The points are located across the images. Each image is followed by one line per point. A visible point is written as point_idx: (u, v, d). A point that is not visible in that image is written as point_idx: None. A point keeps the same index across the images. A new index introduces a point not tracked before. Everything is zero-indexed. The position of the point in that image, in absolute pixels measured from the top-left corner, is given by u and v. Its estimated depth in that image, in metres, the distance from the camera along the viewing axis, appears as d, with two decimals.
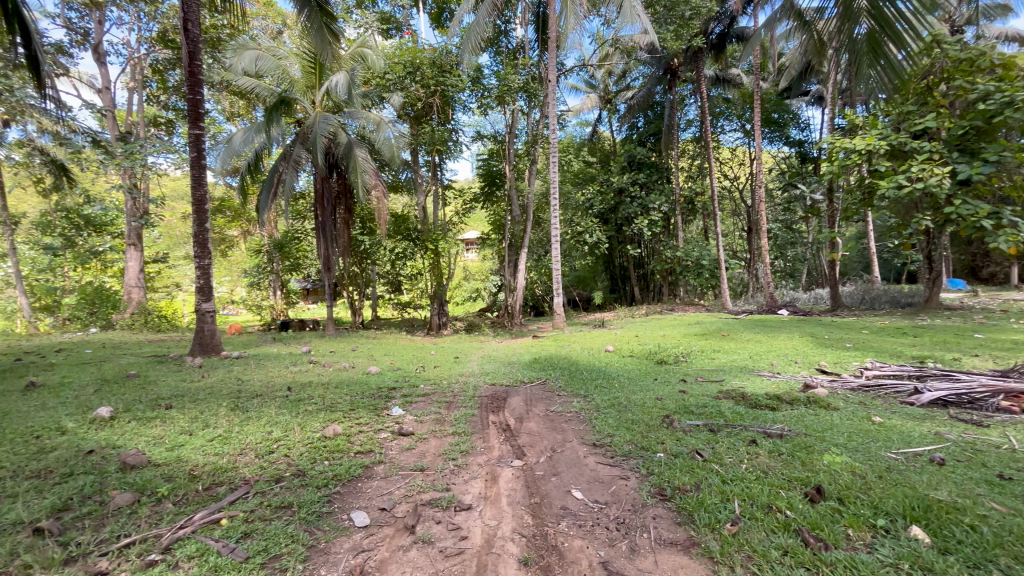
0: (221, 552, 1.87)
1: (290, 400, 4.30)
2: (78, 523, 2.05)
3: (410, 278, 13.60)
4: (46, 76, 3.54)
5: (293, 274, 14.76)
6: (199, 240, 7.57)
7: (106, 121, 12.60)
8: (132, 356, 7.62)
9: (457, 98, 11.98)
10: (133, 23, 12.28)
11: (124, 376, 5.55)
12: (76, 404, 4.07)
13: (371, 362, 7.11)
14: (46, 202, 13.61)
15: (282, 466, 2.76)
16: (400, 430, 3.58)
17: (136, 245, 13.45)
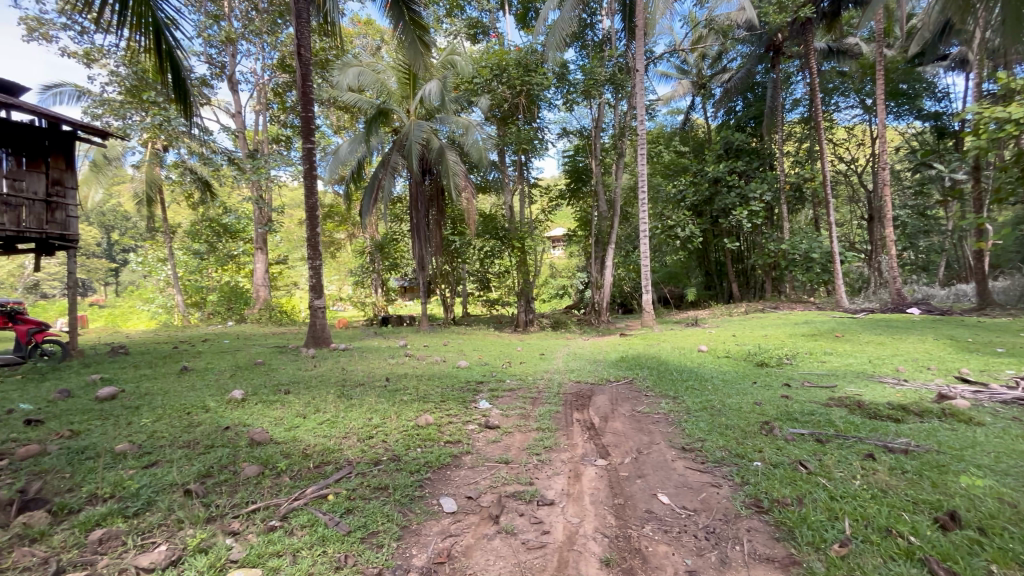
0: (328, 524, 2.09)
1: (388, 390, 4.64)
2: (218, 487, 2.41)
3: (498, 276, 13.94)
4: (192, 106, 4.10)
5: (391, 273, 15.82)
6: (311, 243, 8.42)
7: (238, 141, 14.47)
8: (259, 346, 8.71)
9: (543, 96, 12.03)
10: (259, 53, 13.94)
11: (253, 364, 6.37)
12: (217, 386, 4.77)
13: (461, 356, 7.45)
14: (194, 214, 16.00)
15: (380, 451, 3.00)
16: (487, 423, 3.71)
17: (262, 249, 15.31)
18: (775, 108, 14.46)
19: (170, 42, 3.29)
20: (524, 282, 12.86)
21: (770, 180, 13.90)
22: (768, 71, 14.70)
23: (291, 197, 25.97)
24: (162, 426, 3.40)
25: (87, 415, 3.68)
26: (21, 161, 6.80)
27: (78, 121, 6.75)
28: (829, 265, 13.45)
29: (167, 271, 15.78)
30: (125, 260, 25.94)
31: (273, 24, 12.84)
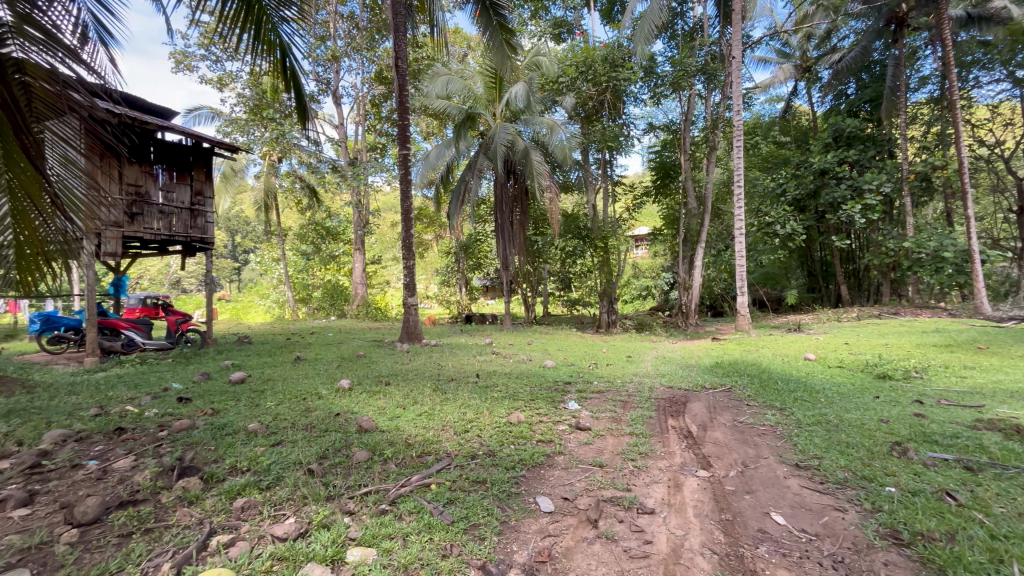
0: (432, 512, 2.18)
1: (479, 386, 4.76)
2: (334, 469, 2.62)
3: (580, 276, 13.78)
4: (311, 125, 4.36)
5: (475, 272, 16.28)
6: (405, 244, 8.89)
7: (341, 150, 15.71)
8: (359, 340, 9.38)
9: (628, 90, 11.64)
10: (359, 68, 15.05)
11: (355, 356, 6.87)
12: (326, 375, 5.21)
13: (546, 356, 7.46)
14: (303, 218, 17.64)
15: (476, 445, 3.08)
16: (578, 425, 3.66)
17: (360, 249, 16.48)
18: (898, 89, 12.81)
19: (291, 62, 3.52)
20: (606, 283, 12.56)
21: (890, 171, 12.28)
22: (889, 46, 13.06)
23: (385, 201, 27.74)
24: (283, 409, 3.77)
25: (223, 396, 4.19)
26: (173, 175, 7.94)
27: (216, 139, 7.74)
28: (965, 265, 11.49)
29: (280, 270, 17.54)
30: (246, 260, 29.30)
31: (371, 40, 13.84)
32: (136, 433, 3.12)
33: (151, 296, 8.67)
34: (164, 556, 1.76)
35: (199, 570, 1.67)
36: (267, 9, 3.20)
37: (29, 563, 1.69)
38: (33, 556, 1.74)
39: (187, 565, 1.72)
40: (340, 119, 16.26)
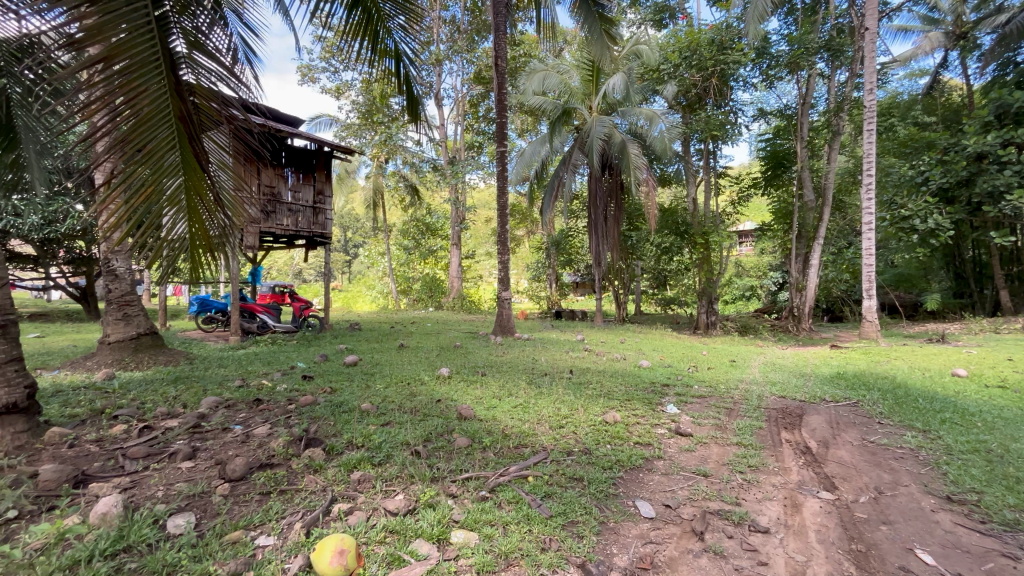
0: (531, 504, 2.20)
1: (573, 383, 4.73)
2: (437, 452, 2.75)
3: (676, 274, 13.11)
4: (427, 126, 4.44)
5: (566, 268, 16.21)
6: (501, 239, 9.09)
7: (441, 150, 16.48)
8: (455, 331, 9.80)
9: (737, 75, 10.67)
10: (460, 70, 15.70)
11: (452, 346, 7.19)
12: (426, 363, 5.51)
13: (641, 355, 7.21)
14: (406, 215, 18.82)
15: (571, 442, 3.05)
16: (678, 430, 3.48)
17: (456, 245, 17.17)
18: None
19: (405, 64, 3.66)
20: (706, 282, 11.78)
21: None
22: None
23: (480, 198, 28.63)
24: (391, 392, 4.06)
25: (339, 377, 4.60)
26: (300, 176, 8.86)
27: (335, 142, 8.48)
28: None
29: (384, 263, 18.89)
30: (355, 253, 32.00)
31: (471, 42, 14.33)
32: (270, 405, 3.54)
33: (279, 284, 9.76)
34: (295, 516, 1.97)
35: (325, 532, 1.84)
36: (381, 14, 3.35)
37: (194, 508, 2.00)
38: (197, 503, 2.04)
39: (315, 526, 1.90)
40: (441, 120, 17.05)
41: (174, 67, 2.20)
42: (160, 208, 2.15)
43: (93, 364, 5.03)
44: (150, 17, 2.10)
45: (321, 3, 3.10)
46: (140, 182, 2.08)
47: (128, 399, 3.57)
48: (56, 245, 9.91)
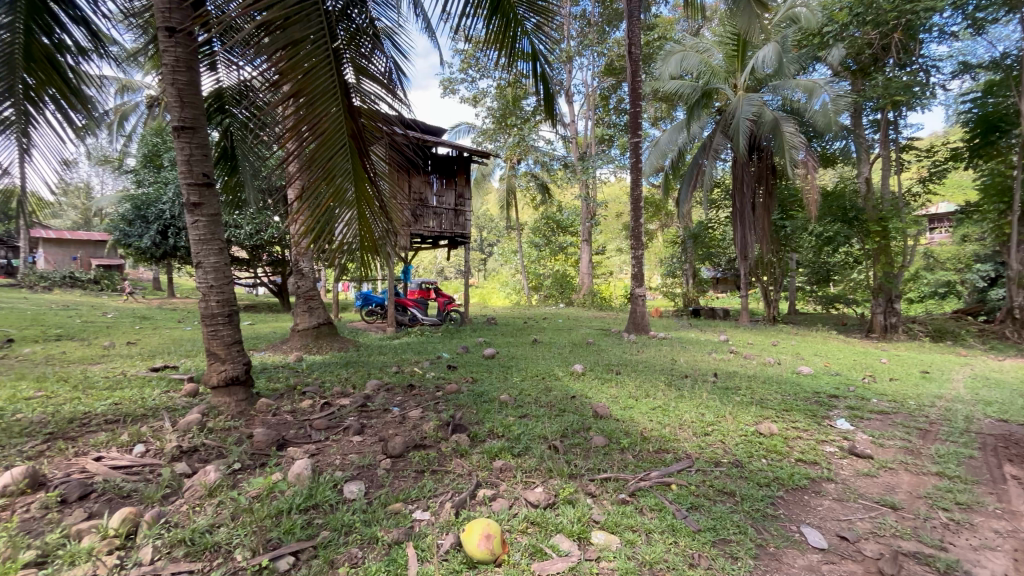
0: (675, 514, 2.07)
1: (718, 387, 4.35)
2: (574, 448, 2.75)
3: (843, 267, 11.29)
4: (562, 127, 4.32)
5: (706, 263, 15.02)
6: (634, 233, 8.76)
7: (571, 147, 16.50)
8: (587, 328, 9.72)
9: (929, 25, 8.72)
10: (591, 64, 15.52)
11: (585, 343, 7.15)
12: (561, 359, 5.55)
13: (800, 361, 6.33)
14: (538, 213, 19.24)
15: (719, 452, 2.81)
16: (853, 449, 2.98)
17: (587, 241, 17.03)
18: None
19: (542, 65, 3.65)
20: (884, 277, 9.90)
21: None
22: None
23: (611, 193, 27.97)
24: (527, 385, 4.17)
25: (480, 368, 4.88)
26: (443, 182, 9.62)
27: (473, 148, 9.00)
28: None
29: (517, 260, 19.57)
30: (491, 251, 33.74)
31: (602, 33, 14.03)
32: (422, 391, 3.90)
33: (425, 281, 10.68)
34: (445, 496, 2.13)
35: (472, 515, 1.95)
36: (518, 18, 3.40)
37: (363, 478, 2.28)
38: (365, 473, 2.32)
39: (463, 507, 2.03)
40: (571, 117, 17.08)
41: (346, 94, 2.52)
42: (337, 217, 2.48)
43: (288, 348, 6.08)
44: (329, 55, 2.46)
45: (462, 18, 3.29)
46: (321, 196, 2.43)
47: (313, 379, 4.24)
48: (261, 250, 12.21)
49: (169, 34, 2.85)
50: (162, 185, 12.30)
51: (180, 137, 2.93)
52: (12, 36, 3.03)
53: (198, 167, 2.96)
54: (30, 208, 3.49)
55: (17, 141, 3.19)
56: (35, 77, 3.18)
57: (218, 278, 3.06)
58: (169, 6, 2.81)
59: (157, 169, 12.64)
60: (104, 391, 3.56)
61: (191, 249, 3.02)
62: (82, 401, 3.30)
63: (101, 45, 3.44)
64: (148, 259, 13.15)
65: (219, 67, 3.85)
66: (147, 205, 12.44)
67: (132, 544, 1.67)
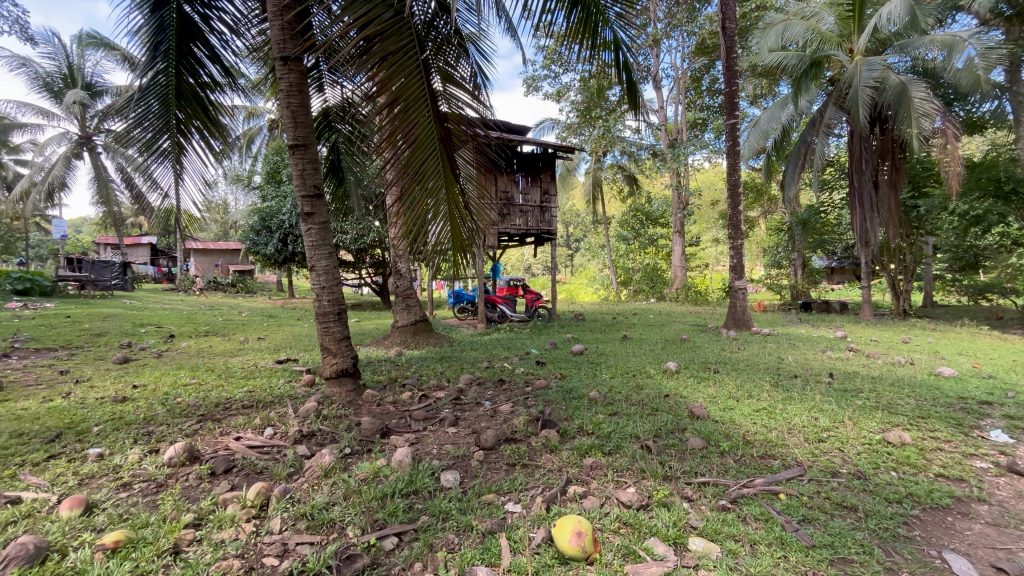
0: (785, 526, 1.90)
1: (835, 389, 3.92)
2: (668, 449, 2.64)
3: (996, 250, 9.55)
4: (645, 114, 4.15)
5: (817, 251, 13.58)
6: (731, 222, 8.18)
7: (660, 134, 15.80)
8: (681, 323, 9.27)
9: None
10: (680, 44, 14.71)
11: (678, 339, 6.83)
12: (653, 356, 5.36)
13: (940, 361, 5.46)
14: (625, 205, 18.71)
15: (837, 461, 2.54)
16: (1013, 467, 2.51)
17: (679, 232, 16.23)
18: None
19: (626, 53, 3.54)
20: None
21: None
22: None
23: (706, 180, 26.29)
24: (617, 382, 4.09)
25: (568, 364, 4.87)
26: (528, 179, 9.71)
27: (557, 143, 8.95)
28: None
29: (605, 255, 19.20)
30: (577, 246, 33.48)
31: (692, 11, 13.24)
32: (511, 385, 3.99)
33: (513, 278, 10.84)
34: (536, 490, 2.16)
35: (563, 511, 1.96)
36: (600, 8, 3.33)
37: (458, 467, 2.38)
38: (460, 463, 2.43)
39: (554, 502, 2.04)
40: (660, 103, 16.31)
41: (435, 100, 2.66)
42: (430, 217, 2.59)
43: (389, 343, 6.55)
44: (420, 66, 2.60)
45: (543, 14, 3.29)
46: (415, 200, 2.57)
47: (412, 372, 4.53)
48: (364, 253, 13.26)
49: (284, 62, 3.18)
50: (282, 198, 13.85)
51: (295, 153, 3.26)
52: (167, 78, 3.62)
53: (310, 180, 3.28)
54: (183, 223, 4.07)
55: (173, 166, 3.78)
56: (184, 112, 3.73)
57: (329, 279, 3.37)
58: (284, 37, 3.15)
59: (277, 185, 14.26)
60: (242, 380, 4.12)
61: (306, 254, 3.36)
62: (225, 388, 3.84)
63: (233, 79, 3.92)
64: (272, 264, 14.87)
65: (325, 88, 4.22)
66: (270, 216, 14.10)
67: (265, 513, 1.91)
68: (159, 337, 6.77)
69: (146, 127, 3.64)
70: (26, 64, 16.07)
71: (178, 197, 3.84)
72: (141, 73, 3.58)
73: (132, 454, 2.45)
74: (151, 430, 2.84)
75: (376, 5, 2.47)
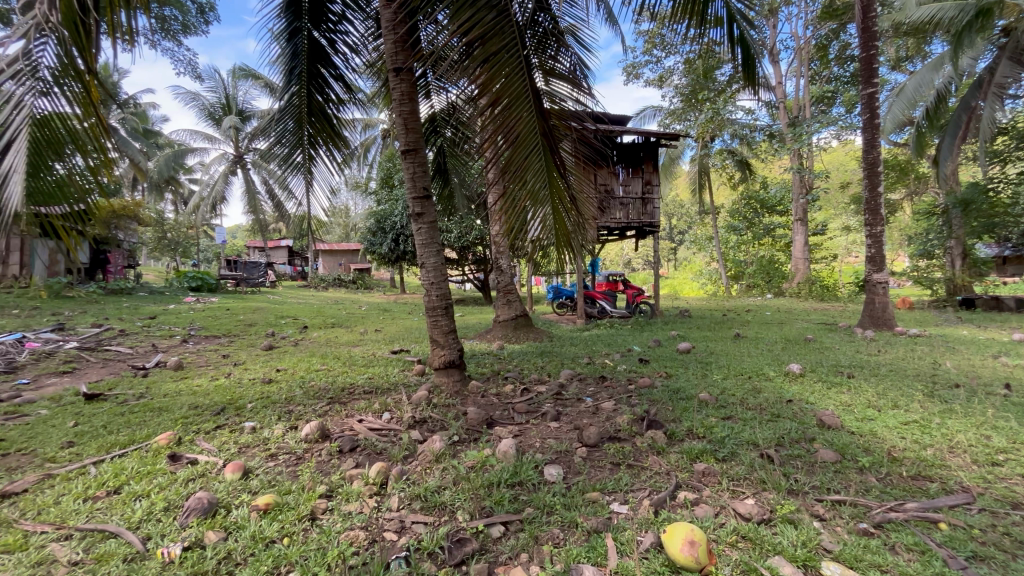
0: (948, 562, 1.61)
1: (1013, 403, 3.24)
2: (793, 460, 2.38)
3: None
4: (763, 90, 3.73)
5: (984, 237, 11.36)
6: (868, 207, 7.15)
7: (779, 113, 14.34)
8: (804, 321, 8.35)
9: None
10: (803, 10, 13.19)
11: (802, 339, 6.15)
12: (772, 357, 4.89)
13: None
14: (737, 193, 17.26)
15: (1018, 491, 2.09)
16: None
17: (801, 220, 14.62)
18: None
19: (736, 26, 3.23)
20: None
21: None
22: None
23: (834, 160, 23.28)
24: (731, 384, 3.79)
25: (674, 363, 4.62)
26: (629, 171, 9.40)
27: (660, 131, 8.50)
28: None
29: (713, 247, 17.95)
30: (682, 239, 31.69)
31: None
32: (613, 382, 3.90)
33: (613, 273, 10.54)
34: (643, 492, 2.08)
35: (673, 516, 1.86)
36: None
37: (561, 463, 2.38)
38: (563, 458, 2.43)
39: (662, 507, 1.96)
40: (778, 78, 14.81)
41: (537, 97, 2.67)
42: (529, 212, 2.59)
43: (491, 336, 6.75)
44: (522, 62, 2.63)
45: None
46: (517, 197, 2.60)
47: (514, 366, 4.63)
48: (468, 250, 13.86)
49: (397, 73, 3.40)
50: (394, 202, 14.99)
51: (406, 158, 3.49)
52: (300, 99, 4.09)
53: (419, 182, 3.48)
54: (313, 227, 4.57)
55: (304, 176, 4.26)
56: (314, 127, 4.18)
57: (436, 274, 3.56)
58: (396, 49, 3.37)
59: (389, 189, 15.44)
60: (362, 368, 4.52)
61: (417, 251, 3.58)
62: (349, 374, 4.27)
63: (354, 94, 4.26)
64: (386, 262, 16.17)
65: (432, 95, 4.44)
66: (384, 219, 15.35)
67: (385, 491, 2.08)
68: (296, 328, 7.71)
69: (283, 144, 4.17)
70: (195, 97, 19.21)
71: (308, 204, 4.32)
72: (281, 97, 4.13)
73: (278, 429, 2.81)
74: (291, 409, 3.24)
75: (479, 8, 2.56)
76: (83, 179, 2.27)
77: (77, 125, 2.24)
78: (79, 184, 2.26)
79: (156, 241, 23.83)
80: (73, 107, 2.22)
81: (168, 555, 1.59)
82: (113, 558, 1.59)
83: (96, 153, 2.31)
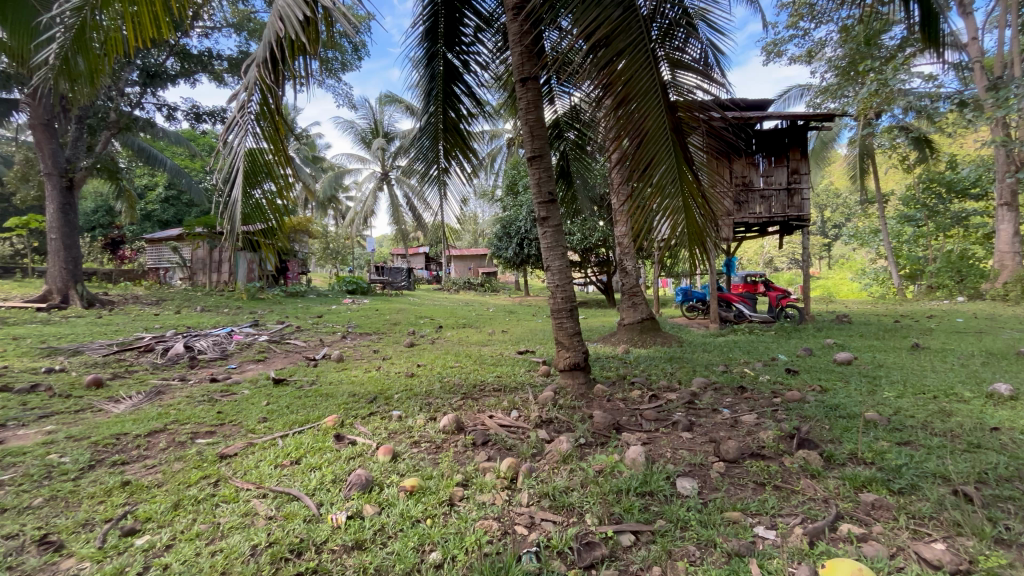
0: None
1: None
2: (1002, 504, 1.92)
3: None
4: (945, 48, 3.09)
5: None
6: None
7: (975, 75, 11.73)
8: (1015, 331, 6.68)
9: None
10: None
11: (1011, 352, 4.93)
12: (967, 374, 4.00)
13: None
14: (913, 176, 14.51)
15: None
16: None
17: (1007, 205, 11.77)
18: None
19: None
20: None
21: None
22: None
23: None
24: (909, 405, 3.18)
25: (831, 375, 4.05)
26: (771, 160, 8.48)
27: (810, 112, 7.51)
28: None
29: (880, 242, 15.34)
30: (838, 234, 27.67)
31: None
32: (754, 394, 3.54)
33: (752, 273, 9.56)
34: (795, 519, 1.86)
35: (833, 550, 1.63)
36: None
37: (695, 476, 2.24)
38: (698, 472, 2.28)
39: (820, 539, 1.73)
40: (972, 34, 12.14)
41: (665, 90, 2.56)
42: (657, 213, 2.50)
43: (616, 340, 6.59)
44: (650, 55, 2.53)
45: None
46: (644, 195, 2.52)
47: (640, 371, 4.48)
48: (590, 252, 13.78)
49: (523, 83, 3.51)
50: (518, 207, 15.55)
51: (533, 165, 3.58)
52: (436, 118, 4.46)
53: (545, 187, 3.55)
54: (447, 235, 4.93)
55: (439, 188, 4.65)
56: (447, 142, 4.51)
57: (561, 276, 3.60)
58: (523, 60, 3.48)
59: (514, 195, 16.04)
60: (490, 367, 4.75)
61: (543, 255, 3.66)
62: (479, 372, 4.52)
63: (482, 107, 4.49)
64: (511, 266, 16.81)
65: (555, 99, 4.50)
66: (510, 224, 16.00)
67: (515, 486, 2.17)
68: (432, 327, 8.42)
69: (421, 159, 4.60)
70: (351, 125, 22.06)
71: (442, 214, 4.69)
72: (420, 117, 4.55)
73: (420, 419, 3.10)
74: (431, 401, 3.54)
75: (606, 7, 2.50)
76: (270, 204, 2.75)
77: (271, 157, 2.74)
78: (267, 208, 2.74)
79: (321, 250, 27.89)
80: (266, 143, 2.72)
81: (336, 520, 1.85)
82: (297, 516, 1.90)
83: (280, 179, 2.77)
